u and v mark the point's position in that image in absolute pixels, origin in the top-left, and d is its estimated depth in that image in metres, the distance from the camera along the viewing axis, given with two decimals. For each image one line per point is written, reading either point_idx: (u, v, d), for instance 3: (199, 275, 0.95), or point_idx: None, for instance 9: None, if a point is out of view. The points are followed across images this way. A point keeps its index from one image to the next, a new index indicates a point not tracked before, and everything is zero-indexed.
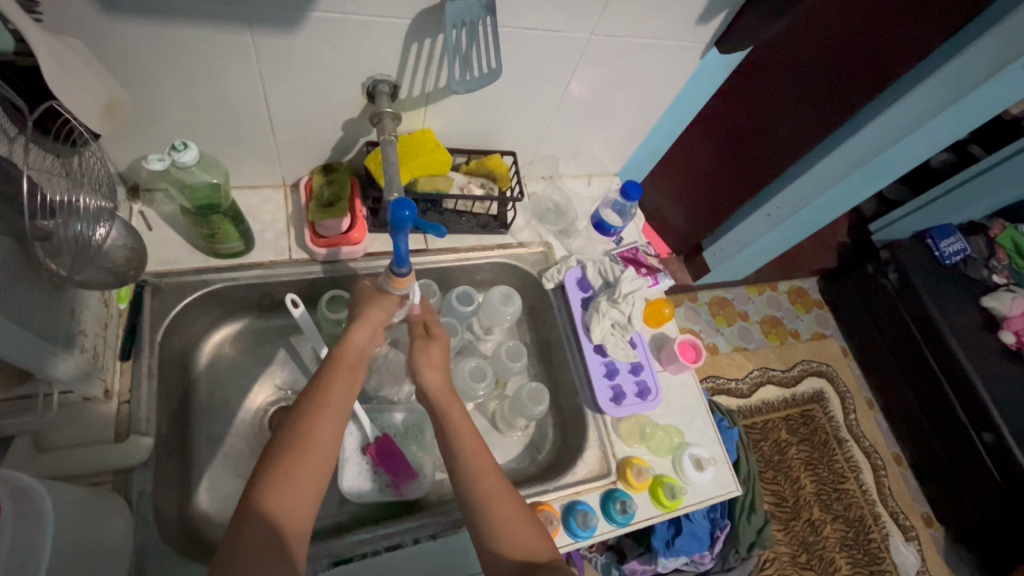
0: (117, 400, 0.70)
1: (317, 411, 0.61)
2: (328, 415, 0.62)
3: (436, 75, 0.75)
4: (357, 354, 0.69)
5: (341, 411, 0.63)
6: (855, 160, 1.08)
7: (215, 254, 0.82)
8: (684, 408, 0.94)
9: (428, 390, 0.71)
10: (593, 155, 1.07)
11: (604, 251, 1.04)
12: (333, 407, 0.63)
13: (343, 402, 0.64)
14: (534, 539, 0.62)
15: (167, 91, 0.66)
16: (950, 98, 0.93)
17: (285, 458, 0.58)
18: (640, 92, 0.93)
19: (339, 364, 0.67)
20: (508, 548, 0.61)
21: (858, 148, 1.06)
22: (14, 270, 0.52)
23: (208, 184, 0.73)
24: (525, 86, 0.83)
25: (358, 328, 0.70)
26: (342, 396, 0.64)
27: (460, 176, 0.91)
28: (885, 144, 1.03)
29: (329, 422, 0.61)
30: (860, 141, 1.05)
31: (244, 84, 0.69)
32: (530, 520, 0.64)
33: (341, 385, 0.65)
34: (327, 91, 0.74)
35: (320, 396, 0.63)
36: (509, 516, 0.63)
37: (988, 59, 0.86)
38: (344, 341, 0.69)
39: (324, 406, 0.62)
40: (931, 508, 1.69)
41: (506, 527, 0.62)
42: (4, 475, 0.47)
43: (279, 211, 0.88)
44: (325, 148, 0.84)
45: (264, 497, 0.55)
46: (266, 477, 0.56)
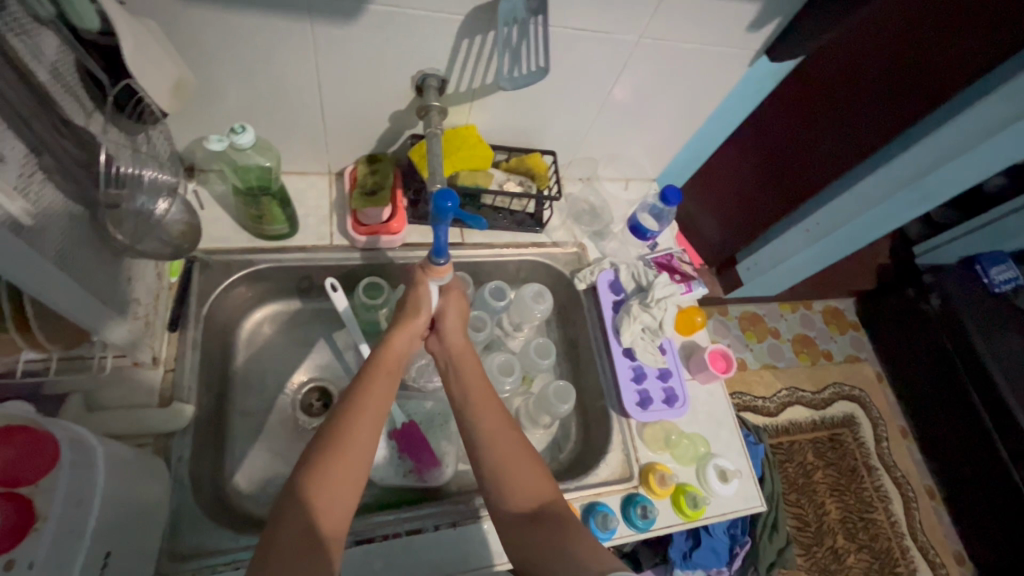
0: (163, 367, 0.74)
1: (354, 409, 0.63)
2: (369, 413, 0.63)
3: (484, 72, 0.77)
4: (397, 356, 0.71)
5: (380, 410, 0.65)
6: (902, 180, 1.05)
7: (261, 236, 0.85)
8: (711, 418, 0.92)
9: (448, 343, 0.74)
10: (632, 158, 1.06)
11: (638, 255, 1.03)
12: (374, 405, 0.64)
13: (383, 399, 0.66)
14: (540, 491, 0.63)
15: (228, 76, 0.69)
16: (1004, 120, 0.89)
17: (326, 454, 0.59)
18: (684, 97, 0.92)
19: (380, 362, 0.69)
20: (516, 499, 0.62)
21: (905, 166, 1.03)
22: (81, 237, 0.55)
23: (261, 167, 0.77)
24: (571, 86, 0.84)
25: (396, 333, 0.71)
26: (382, 396, 0.66)
27: (500, 172, 0.93)
28: (935, 164, 0.99)
29: (370, 419, 0.63)
30: (908, 159, 1.02)
31: (299, 71, 0.71)
32: (545, 480, 0.64)
33: (381, 384, 0.67)
34: (378, 82, 0.76)
35: (363, 394, 0.65)
36: (525, 474, 0.63)
37: None
38: (384, 345, 0.70)
39: (364, 403, 0.64)
40: (967, 548, 1.61)
41: (515, 486, 0.63)
42: (63, 424, 0.51)
43: (323, 198, 0.90)
44: (371, 138, 0.87)
45: (308, 489, 0.57)
46: (307, 472, 0.58)
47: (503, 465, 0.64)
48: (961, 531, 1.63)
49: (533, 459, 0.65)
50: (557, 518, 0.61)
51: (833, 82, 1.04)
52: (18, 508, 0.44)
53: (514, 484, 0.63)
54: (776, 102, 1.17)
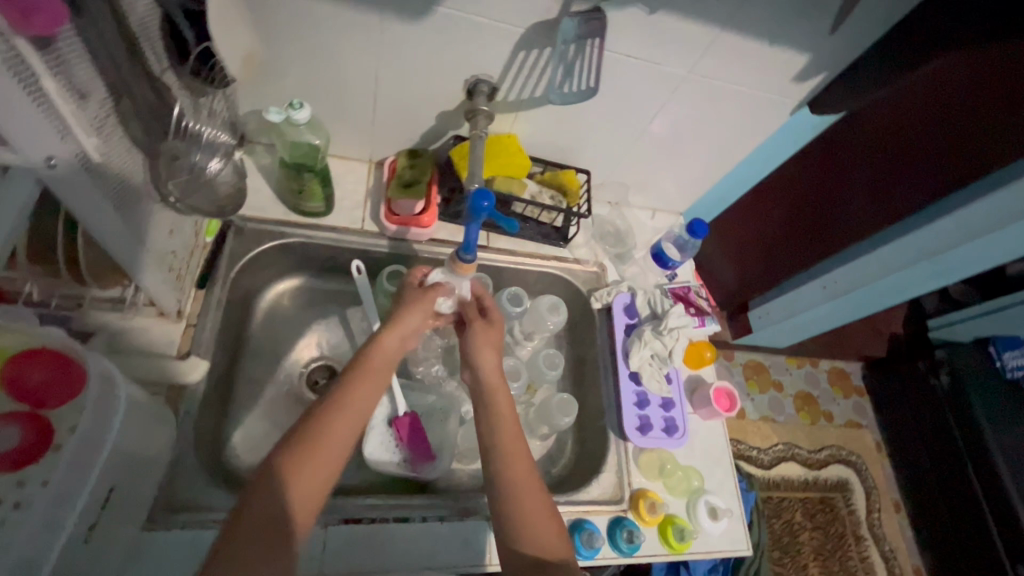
0: (185, 321, 0.76)
1: (337, 406, 0.64)
2: (351, 412, 0.64)
3: (535, 85, 0.79)
4: (387, 356, 0.72)
5: (362, 410, 0.65)
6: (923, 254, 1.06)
7: (297, 211, 0.88)
8: (707, 454, 0.92)
9: (483, 371, 0.74)
10: (663, 189, 1.08)
11: (656, 283, 1.04)
12: (357, 402, 0.65)
13: (368, 398, 0.66)
14: (553, 542, 0.63)
15: (293, 56, 0.72)
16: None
17: (298, 452, 0.59)
18: (722, 136, 0.95)
19: (370, 360, 0.70)
20: (519, 533, 0.63)
21: (923, 240, 1.04)
22: (136, 183, 0.58)
23: (310, 143, 0.80)
24: (615, 110, 0.86)
25: (386, 339, 0.72)
26: (366, 396, 0.66)
27: (534, 184, 0.95)
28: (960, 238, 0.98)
29: (353, 415, 0.64)
30: (928, 234, 1.02)
31: (361, 61, 0.74)
32: (552, 522, 0.65)
33: (366, 383, 0.67)
34: (433, 81, 0.79)
35: (351, 391, 0.65)
36: (536, 518, 0.64)
37: None
38: (378, 344, 0.72)
39: (348, 400, 0.65)
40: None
41: (529, 527, 0.64)
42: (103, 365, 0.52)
43: (360, 184, 0.93)
44: (415, 133, 0.90)
45: (282, 483, 0.57)
46: (280, 464, 0.58)
47: (509, 494, 0.65)
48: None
49: (539, 489, 0.67)
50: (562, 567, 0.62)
51: (864, 148, 1.06)
52: (28, 446, 0.46)
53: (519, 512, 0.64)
54: (807, 160, 1.20)
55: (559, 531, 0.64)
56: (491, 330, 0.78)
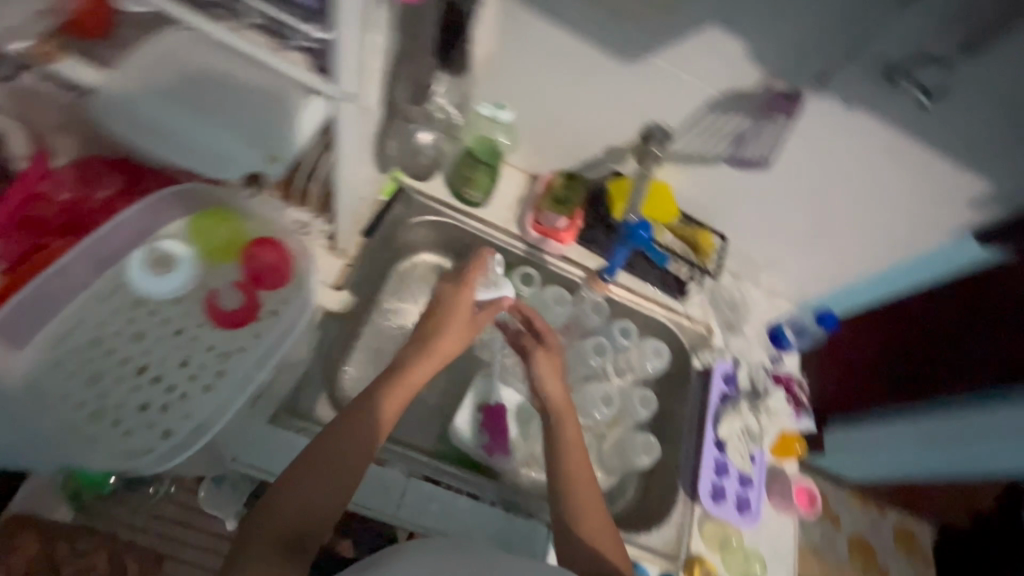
0: (345, 261, 0.86)
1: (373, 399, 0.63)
2: (394, 403, 0.64)
3: (708, 145, 0.86)
4: (454, 326, 0.76)
5: (401, 402, 0.65)
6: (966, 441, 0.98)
7: (457, 196, 0.97)
8: (773, 546, 0.89)
9: (551, 396, 0.78)
10: (789, 275, 1.09)
11: (760, 362, 1.04)
12: (398, 394, 0.65)
13: (405, 392, 0.66)
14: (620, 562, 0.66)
15: (508, 68, 0.83)
16: None
17: (310, 460, 0.57)
18: (870, 238, 0.95)
19: (416, 358, 0.70)
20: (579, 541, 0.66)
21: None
22: (367, 131, 0.69)
23: (493, 140, 0.94)
24: (773, 186, 0.90)
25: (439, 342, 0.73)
26: (402, 393, 0.66)
27: (672, 235, 0.99)
28: None
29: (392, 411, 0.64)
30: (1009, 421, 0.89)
31: (561, 86, 0.83)
32: (615, 545, 0.67)
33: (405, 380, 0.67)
34: (616, 118, 0.87)
35: (392, 385, 0.66)
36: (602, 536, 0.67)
37: None
38: (407, 368, 0.68)
39: (389, 392, 0.65)
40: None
41: (597, 540, 0.66)
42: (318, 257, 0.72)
43: (515, 189, 1.02)
44: (578, 158, 0.97)
45: (305, 473, 0.56)
46: (294, 472, 0.56)
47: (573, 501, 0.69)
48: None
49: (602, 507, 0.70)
50: None
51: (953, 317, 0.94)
52: (243, 307, 0.72)
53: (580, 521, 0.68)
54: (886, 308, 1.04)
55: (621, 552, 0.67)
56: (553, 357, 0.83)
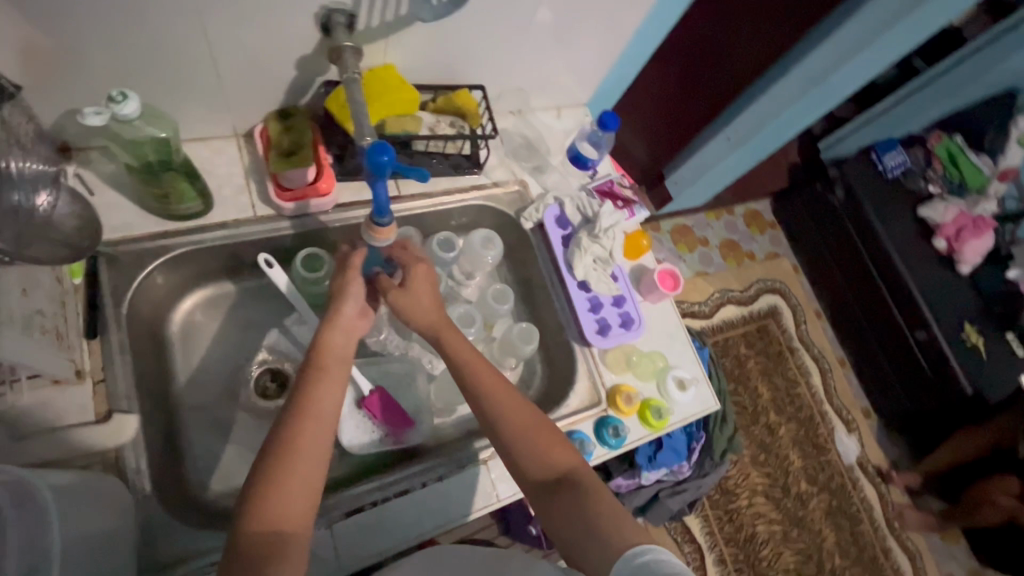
0: (91, 379, 0.66)
1: (267, 483, 0.53)
2: (298, 488, 0.54)
3: (397, 3, 0.68)
4: (333, 356, 0.64)
5: (310, 486, 0.55)
6: (847, 45, 1.07)
7: (171, 216, 0.75)
8: (664, 333, 0.98)
9: (436, 324, 0.71)
10: (563, 86, 1.01)
11: (580, 185, 1.02)
12: (298, 490, 0.54)
13: (314, 461, 0.56)
14: (558, 459, 0.64)
15: (89, 29, 0.58)
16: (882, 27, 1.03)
17: None
18: (608, 17, 0.88)
19: (298, 424, 0.57)
20: (535, 466, 0.63)
21: (853, 38, 1.06)
22: None
23: (155, 138, 0.67)
24: (494, 11, 0.77)
25: (319, 386, 0.60)
26: (310, 461, 0.55)
27: (429, 115, 0.86)
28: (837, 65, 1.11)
29: (297, 501, 0.54)
30: (854, 27, 1.04)
31: (180, 22, 0.61)
32: (554, 439, 0.65)
33: (296, 468, 0.54)
34: (276, 26, 0.66)
35: (282, 460, 0.54)
36: (543, 447, 0.64)
37: None
38: None
39: (280, 489, 0.53)
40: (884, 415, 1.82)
41: (530, 447, 0.64)
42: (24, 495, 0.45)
43: (234, 165, 0.80)
44: (276, 91, 0.77)
45: None
46: None
47: (489, 399, 0.66)
48: (874, 403, 1.83)
49: (518, 397, 0.68)
50: (572, 479, 0.62)
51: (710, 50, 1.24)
52: None
53: (508, 417, 0.65)
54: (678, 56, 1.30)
55: (564, 446, 0.65)
56: (419, 285, 0.72)
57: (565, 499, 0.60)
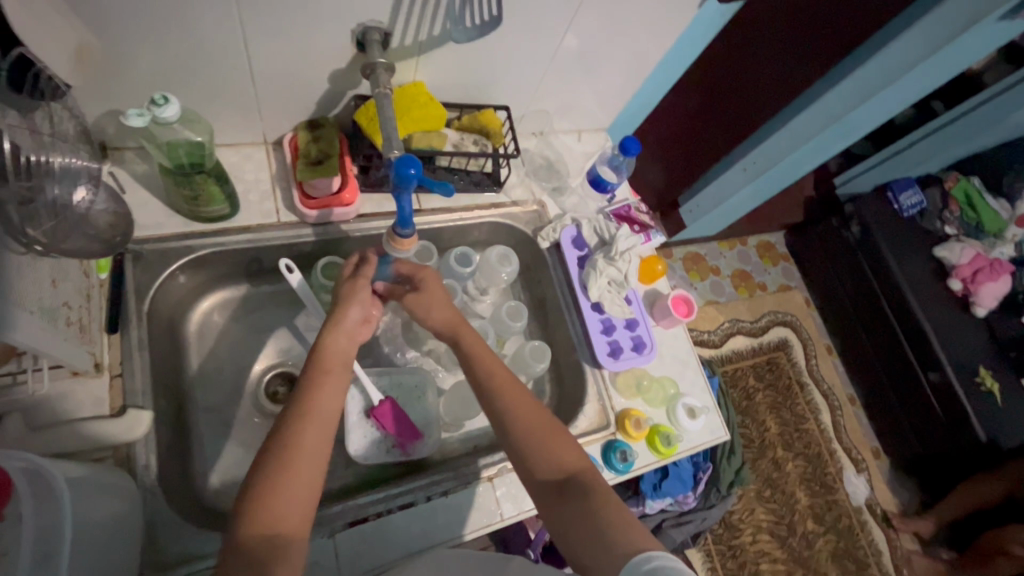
0: (109, 373, 0.66)
1: (265, 487, 0.53)
2: (297, 491, 0.54)
3: (431, 24, 0.71)
4: (337, 359, 0.64)
5: (308, 489, 0.55)
6: (867, 83, 1.09)
7: (198, 218, 0.77)
8: (675, 359, 0.97)
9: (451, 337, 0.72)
10: (586, 111, 1.03)
11: (597, 208, 1.04)
12: (296, 493, 0.54)
13: (312, 466, 0.56)
14: (565, 458, 0.64)
15: (137, 35, 0.60)
16: (904, 67, 1.05)
17: None
18: (633, 47, 0.90)
19: (298, 427, 0.57)
20: (541, 463, 0.63)
21: (872, 78, 1.08)
22: None
23: (191, 141, 0.70)
24: (523, 35, 0.79)
25: (321, 389, 0.61)
26: (310, 465, 0.56)
27: (454, 132, 0.88)
28: (857, 101, 1.13)
29: (296, 504, 0.54)
30: (873, 67, 1.06)
31: (224, 33, 0.64)
32: (562, 439, 0.66)
33: (295, 471, 0.54)
34: (314, 40, 0.69)
35: (282, 463, 0.54)
36: (546, 451, 0.64)
37: (938, 32, 0.98)
38: None
39: (279, 492, 0.53)
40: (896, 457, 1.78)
41: (537, 447, 0.64)
42: (39, 483, 0.45)
43: (262, 172, 0.82)
44: (308, 102, 0.79)
45: None
46: None
47: (498, 396, 0.66)
48: (884, 443, 1.80)
49: (528, 395, 0.68)
50: (578, 479, 0.63)
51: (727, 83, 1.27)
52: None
53: (514, 414, 0.65)
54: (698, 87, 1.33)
55: (573, 446, 0.65)
56: (433, 288, 0.73)
57: (569, 499, 0.60)
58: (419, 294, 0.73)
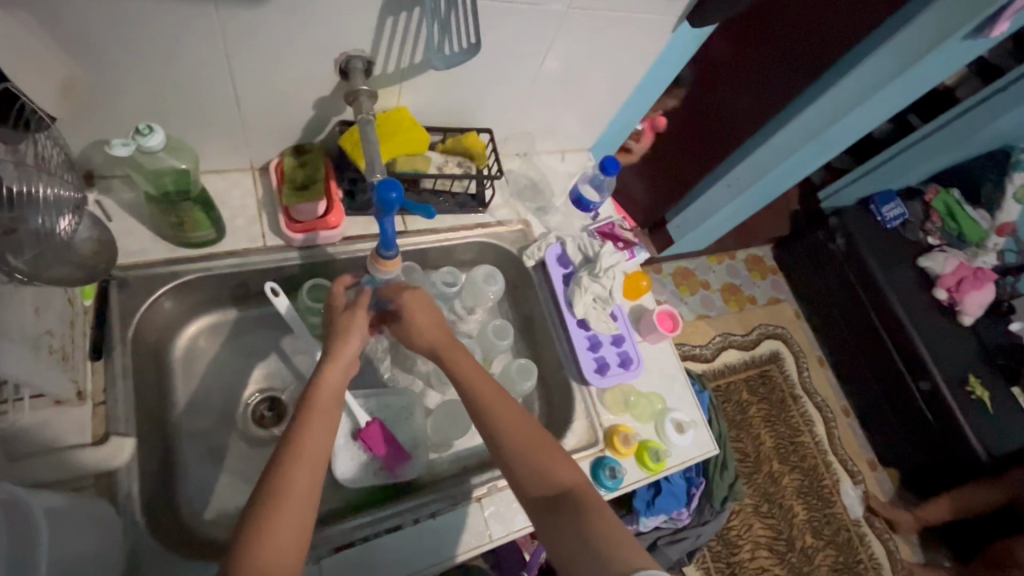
0: (92, 401, 0.66)
1: (263, 525, 0.53)
2: (293, 528, 0.54)
3: (412, 51, 0.73)
4: (331, 392, 0.64)
5: (301, 527, 0.55)
6: (842, 101, 1.13)
7: (184, 244, 0.78)
8: (663, 374, 0.98)
9: (436, 356, 0.72)
10: (568, 131, 1.05)
11: (581, 226, 1.05)
12: (292, 531, 0.54)
13: (306, 502, 0.56)
14: (557, 476, 0.64)
15: (122, 69, 0.62)
16: (878, 83, 1.08)
17: None
18: (611, 69, 0.92)
19: (290, 463, 0.57)
20: (533, 483, 0.64)
21: (845, 98, 1.12)
22: None
23: (176, 169, 0.71)
24: (503, 61, 0.81)
25: (313, 423, 0.61)
26: (302, 501, 0.55)
27: (438, 155, 0.89)
28: (834, 118, 1.16)
29: (289, 542, 0.53)
30: (847, 83, 1.09)
31: (209, 65, 0.65)
32: (557, 456, 0.65)
33: (289, 509, 0.54)
34: (297, 70, 0.71)
35: (275, 501, 0.54)
36: (539, 471, 0.64)
37: (908, 51, 1.02)
38: None
39: (276, 529, 0.53)
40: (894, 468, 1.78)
41: (532, 466, 0.64)
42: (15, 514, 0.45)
43: (248, 197, 0.83)
44: (293, 129, 0.81)
45: None
46: None
47: (486, 414, 0.67)
48: (879, 454, 1.80)
49: (517, 409, 0.68)
50: (568, 497, 0.63)
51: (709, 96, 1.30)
52: None
53: (506, 433, 0.65)
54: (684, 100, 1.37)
55: (565, 462, 0.65)
56: (417, 310, 0.72)
57: (563, 520, 0.61)
58: (403, 316, 0.73)
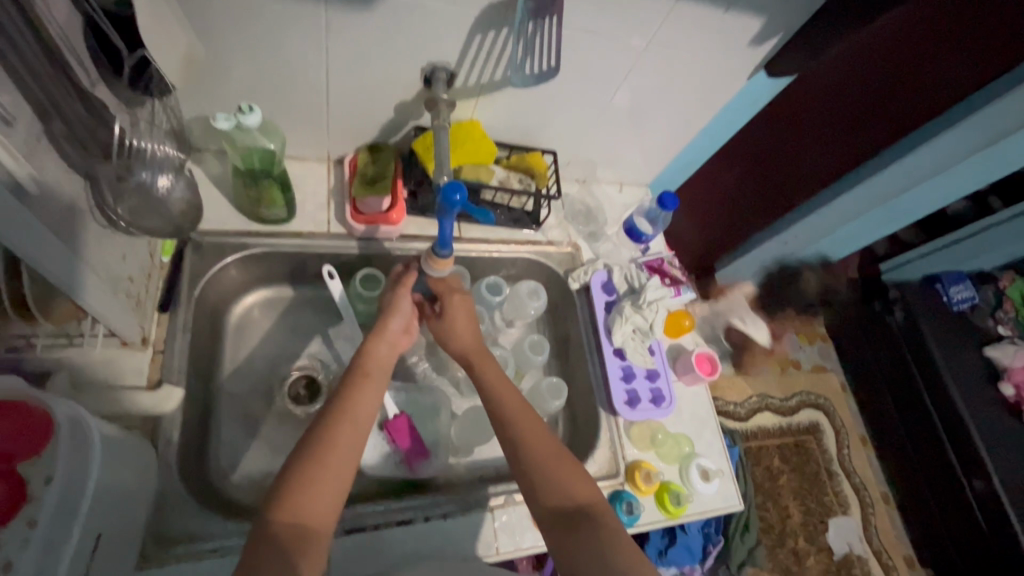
0: (153, 349, 0.71)
1: (297, 480, 0.54)
2: (325, 491, 0.55)
3: (494, 68, 0.77)
4: (376, 366, 0.67)
5: (335, 489, 0.56)
6: (919, 168, 1.08)
7: (258, 219, 0.83)
8: (694, 418, 0.95)
9: (472, 359, 0.74)
10: (629, 164, 1.07)
11: (630, 257, 1.06)
12: (324, 489, 0.55)
13: (342, 465, 0.57)
14: (575, 490, 0.63)
15: (236, 54, 0.69)
16: (962, 151, 1.03)
17: None
18: (681, 109, 0.94)
19: (334, 424, 0.59)
20: (553, 493, 0.63)
21: (925, 165, 1.07)
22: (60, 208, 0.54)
23: (265, 149, 0.77)
24: (578, 87, 0.85)
25: (355, 391, 0.63)
26: (342, 462, 0.57)
27: (501, 169, 0.92)
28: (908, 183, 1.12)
29: (323, 505, 0.55)
30: (927, 151, 1.04)
31: (309, 59, 0.72)
32: (576, 471, 0.65)
33: (324, 468, 0.56)
34: (386, 73, 0.76)
35: (315, 457, 0.56)
36: (562, 483, 0.64)
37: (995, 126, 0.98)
38: None
39: (312, 483, 0.55)
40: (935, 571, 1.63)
41: (555, 479, 0.64)
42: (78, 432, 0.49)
43: (321, 185, 0.89)
44: (372, 128, 0.86)
45: None
46: None
47: (514, 423, 0.67)
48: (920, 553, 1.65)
49: (542, 427, 0.68)
50: (586, 514, 0.62)
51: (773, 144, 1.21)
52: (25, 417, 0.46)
53: (535, 449, 0.65)
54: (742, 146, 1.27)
55: (586, 483, 0.64)
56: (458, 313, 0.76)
57: (580, 537, 0.59)
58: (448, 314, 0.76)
